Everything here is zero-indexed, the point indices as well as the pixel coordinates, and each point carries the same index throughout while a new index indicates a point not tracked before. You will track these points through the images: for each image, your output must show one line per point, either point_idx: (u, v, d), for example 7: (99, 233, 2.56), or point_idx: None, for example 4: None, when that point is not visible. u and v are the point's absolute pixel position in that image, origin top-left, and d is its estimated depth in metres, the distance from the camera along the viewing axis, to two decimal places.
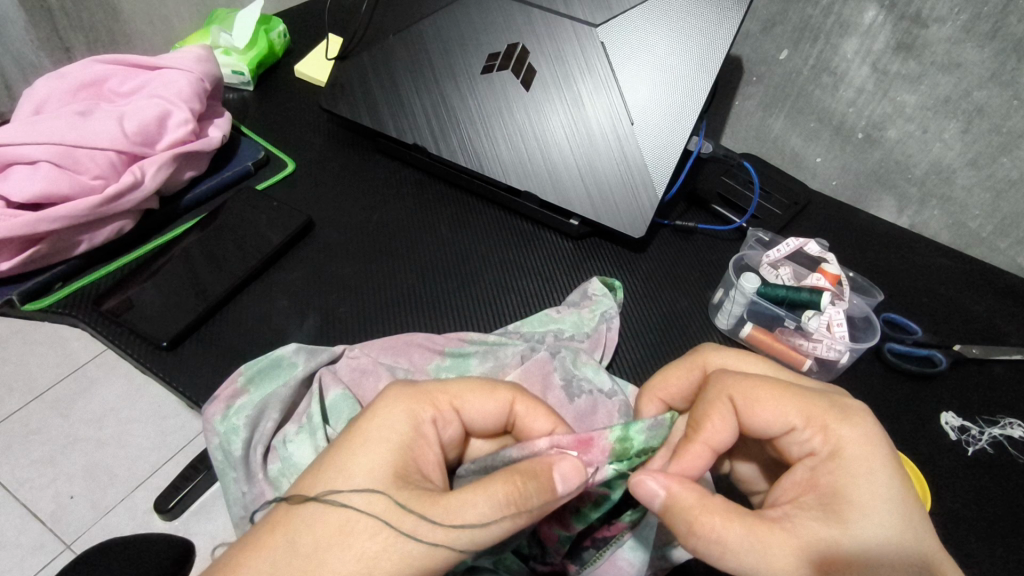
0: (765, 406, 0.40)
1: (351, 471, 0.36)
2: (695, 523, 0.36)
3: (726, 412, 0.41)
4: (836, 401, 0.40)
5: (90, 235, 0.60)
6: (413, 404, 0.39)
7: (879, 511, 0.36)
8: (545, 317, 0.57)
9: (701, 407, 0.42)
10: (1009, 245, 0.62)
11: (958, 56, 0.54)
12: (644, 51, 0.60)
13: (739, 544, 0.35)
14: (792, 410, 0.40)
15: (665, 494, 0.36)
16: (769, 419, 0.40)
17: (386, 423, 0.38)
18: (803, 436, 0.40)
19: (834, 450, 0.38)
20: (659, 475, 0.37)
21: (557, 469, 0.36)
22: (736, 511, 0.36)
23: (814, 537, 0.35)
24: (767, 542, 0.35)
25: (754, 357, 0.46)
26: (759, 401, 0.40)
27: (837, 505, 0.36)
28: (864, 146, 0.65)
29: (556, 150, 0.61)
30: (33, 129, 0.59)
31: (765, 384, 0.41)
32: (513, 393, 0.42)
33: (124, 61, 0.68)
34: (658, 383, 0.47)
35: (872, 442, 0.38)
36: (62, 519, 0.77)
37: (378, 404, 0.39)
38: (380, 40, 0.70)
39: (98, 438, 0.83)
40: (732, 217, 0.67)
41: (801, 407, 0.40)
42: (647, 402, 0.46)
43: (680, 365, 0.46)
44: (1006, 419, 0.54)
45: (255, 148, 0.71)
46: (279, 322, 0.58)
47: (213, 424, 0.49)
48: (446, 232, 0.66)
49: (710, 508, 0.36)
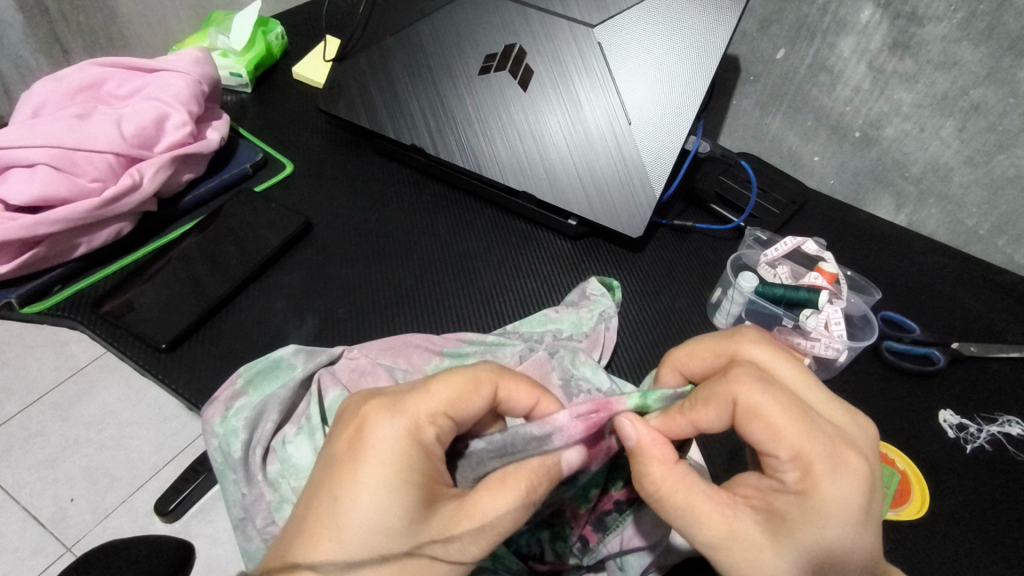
0: (771, 427, 0.34)
1: (377, 530, 0.34)
2: (645, 471, 0.35)
3: (725, 407, 0.35)
4: (840, 449, 0.34)
5: (88, 238, 0.60)
6: (389, 415, 0.36)
7: (809, 554, 0.33)
8: (543, 317, 0.57)
9: (703, 388, 0.37)
10: (1007, 243, 0.62)
11: (954, 54, 0.54)
12: (642, 52, 0.60)
13: (678, 498, 0.35)
14: (795, 442, 0.34)
15: (636, 442, 0.36)
16: (764, 438, 0.35)
17: (379, 459, 0.35)
18: (783, 464, 0.35)
19: (807, 489, 0.34)
20: (637, 422, 0.36)
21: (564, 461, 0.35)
22: (693, 477, 0.35)
23: (743, 534, 0.34)
24: (703, 512, 0.34)
25: (801, 365, 0.39)
26: (764, 414, 0.35)
27: (778, 520, 0.34)
28: (861, 144, 0.65)
29: (553, 151, 0.61)
30: (30, 132, 0.59)
31: (777, 402, 0.35)
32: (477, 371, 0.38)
33: (122, 64, 0.68)
34: (682, 356, 0.42)
35: (848, 501, 0.33)
36: (63, 521, 0.78)
37: (365, 428, 0.36)
38: (377, 41, 0.70)
39: (98, 441, 0.83)
40: (730, 216, 0.67)
41: (804, 445, 0.34)
42: (667, 371, 0.43)
43: (717, 339, 0.41)
44: (1004, 416, 0.54)
45: (253, 149, 0.72)
46: (278, 324, 0.58)
47: (213, 426, 0.49)
48: (444, 232, 0.66)
49: (669, 463, 0.35)
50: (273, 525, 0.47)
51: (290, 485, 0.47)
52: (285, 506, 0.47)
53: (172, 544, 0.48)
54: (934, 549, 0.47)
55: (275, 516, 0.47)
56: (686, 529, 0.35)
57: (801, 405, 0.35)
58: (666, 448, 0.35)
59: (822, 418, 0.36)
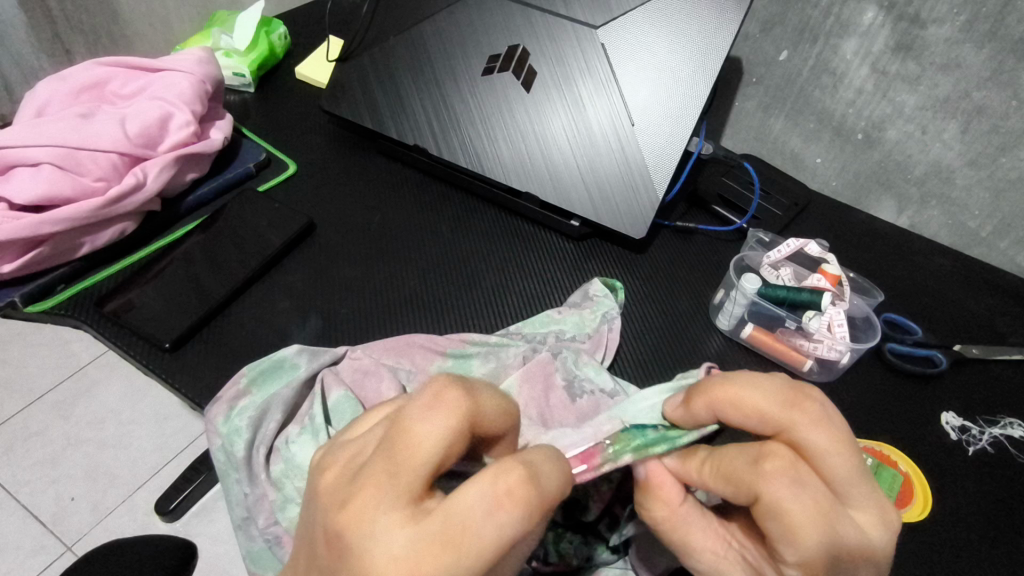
0: (787, 529, 0.32)
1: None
2: (651, 505, 0.38)
3: (742, 490, 0.34)
4: (847, 560, 0.32)
5: (92, 238, 0.60)
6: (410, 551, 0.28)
7: None
8: (546, 317, 0.57)
9: (728, 460, 0.35)
10: (1009, 245, 0.62)
11: (957, 56, 0.55)
12: (645, 53, 0.60)
13: (676, 535, 0.37)
14: (808, 551, 0.31)
15: (643, 481, 0.38)
16: (777, 534, 0.32)
17: None
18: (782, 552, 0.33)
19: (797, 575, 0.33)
20: (653, 467, 0.38)
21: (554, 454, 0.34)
22: (695, 521, 0.37)
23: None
24: (696, 552, 0.36)
25: (860, 460, 0.32)
26: (788, 516, 0.32)
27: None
28: (863, 146, 0.65)
29: (556, 152, 0.61)
30: (35, 131, 0.59)
31: (800, 514, 0.31)
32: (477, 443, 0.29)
33: (126, 63, 0.68)
34: (724, 400, 0.35)
35: None
36: (64, 520, 0.77)
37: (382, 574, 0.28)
38: (380, 41, 0.70)
39: (99, 440, 0.83)
40: (732, 217, 0.67)
41: (814, 556, 0.31)
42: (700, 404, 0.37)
43: (770, 392, 0.34)
44: (1006, 418, 0.54)
45: (256, 149, 0.72)
46: (281, 323, 0.58)
47: (216, 425, 0.49)
48: (446, 233, 0.67)
49: (673, 509, 0.37)
50: (276, 526, 0.47)
51: (293, 485, 0.47)
52: (290, 506, 0.47)
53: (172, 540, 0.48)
54: (936, 551, 0.47)
55: (278, 516, 0.47)
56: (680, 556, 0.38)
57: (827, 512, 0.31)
58: (675, 488, 0.37)
59: (848, 523, 0.32)
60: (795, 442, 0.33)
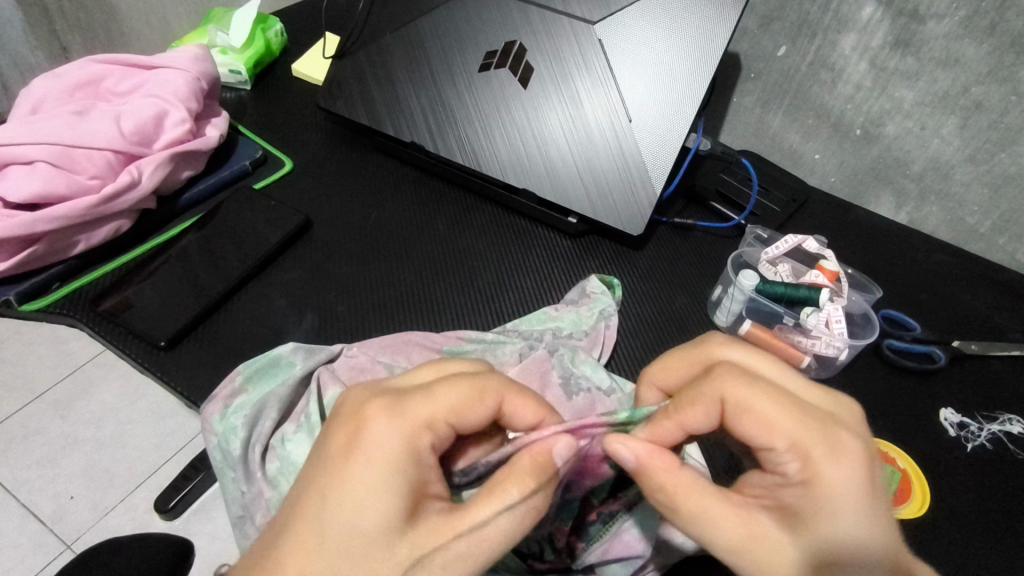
0: (760, 416, 0.37)
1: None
2: (651, 483, 0.36)
3: (710, 406, 0.38)
4: (828, 428, 0.37)
5: (87, 236, 0.59)
6: (403, 438, 0.35)
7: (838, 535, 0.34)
8: (543, 315, 0.57)
9: (686, 393, 0.38)
10: (1008, 241, 0.62)
11: (956, 51, 0.54)
12: (643, 48, 0.60)
13: (693, 514, 0.35)
14: (789, 426, 0.37)
15: (633, 461, 0.36)
16: (756, 425, 0.37)
17: (382, 453, 0.35)
18: (782, 457, 0.37)
19: (809, 478, 0.36)
20: (630, 441, 0.36)
21: (553, 452, 0.36)
22: (703, 489, 0.36)
23: (764, 535, 0.35)
24: (719, 521, 0.35)
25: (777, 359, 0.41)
26: (751, 406, 0.37)
27: (791, 526, 0.35)
28: (862, 142, 0.65)
29: (554, 149, 0.61)
30: (30, 129, 0.59)
31: (764, 393, 0.38)
32: (500, 393, 0.38)
33: (121, 61, 0.68)
34: (658, 369, 0.44)
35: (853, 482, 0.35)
36: (63, 519, 0.72)
37: (363, 454, 0.35)
38: (377, 38, 0.70)
39: (97, 439, 0.77)
40: (731, 214, 0.66)
41: (796, 431, 0.37)
42: (647, 389, 0.45)
43: (687, 354, 0.43)
44: (1005, 415, 0.53)
45: (252, 147, 0.72)
46: (278, 321, 0.58)
47: (212, 423, 0.49)
48: (444, 230, 0.66)
49: (675, 479, 0.36)
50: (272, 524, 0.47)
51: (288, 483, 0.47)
52: None
53: (173, 544, 0.48)
54: (934, 548, 0.47)
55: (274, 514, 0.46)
56: (707, 540, 0.35)
57: (815, 431, 0.37)
58: (664, 457, 0.36)
59: (808, 404, 0.38)
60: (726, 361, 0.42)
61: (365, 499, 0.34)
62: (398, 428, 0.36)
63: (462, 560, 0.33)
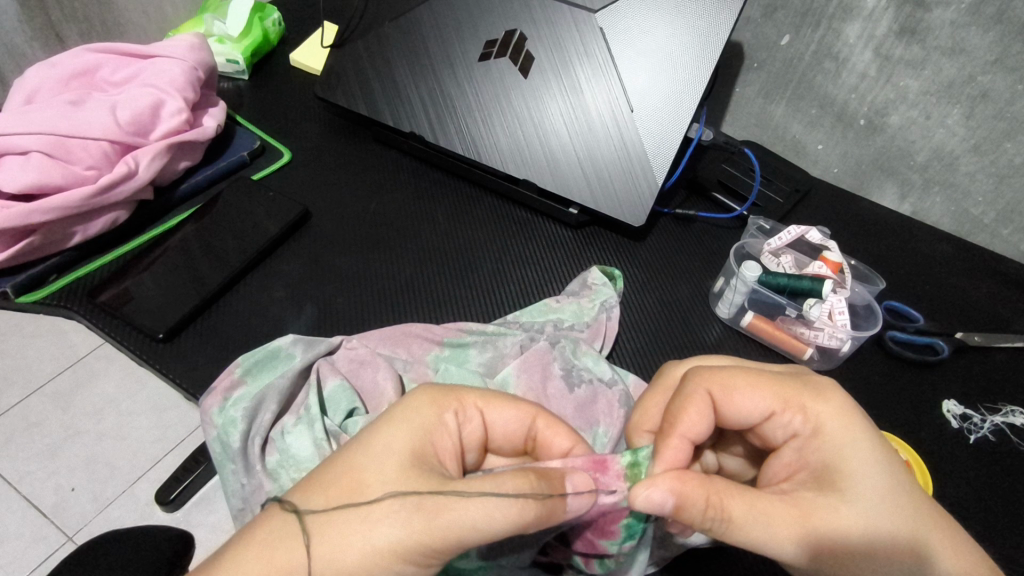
0: (743, 390, 0.40)
1: (367, 482, 0.34)
2: (692, 509, 0.35)
3: (704, 406, 0.40)
4: (805, 379, 0.40)
5: (84, 227, 0.59)
6: (436, 397, 0.39)
7: (873, 475, 0.36)
8: (544, 307, 0.57)
9: (674, 404, 0.40)
10: (1012, 232, 0.61)
11: (962, 40, 0.54)
12: (645, 37, 0.59)
13: (747, 519, 0.35)
14: (771, 390, 0.39)
15: (673, 498, 0.35)
16: (745, 401, 0.39)
17: (411, 407, 0.38)
18: (784, 419, 0.39)
19: (816, 428, 0.38)
20: (659, 484, 0.35)
21: (568, 478, 0.36)
22: (742, 490, 0.35)
23: (813, 506, 0.36)
24: (773, 515, 0.35)
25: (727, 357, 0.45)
26: (731, 389, 0.40)
27: (831, 484, 0.36)
28: (866, 133, 0.64)
29: (554, 139, 0.61)
30: (25, 119, 0.58)
31: (739, 371, 0.40)
32: (534, 406, 0.41)
33: (117, 50, 0.67)
34: (637, 416, 0.44)
35: (849, 413, 0.38)
36: (64, 512, 0.71)
37: (399, 402, 0.39)
38: (375, 28, 0.69)
39: (98, 432, 0.75)
40: (732, 205, 0.66)
41: (778, 390, 0.39)
42: (636, 437, 0.44)
43: (654, 391, 0.45)
44: (1008, 406, 0.53)
45: (251, 137, 0.71)
46: (277, 313, 0.58)
47: (212, 416, 0.49)
48: (444, 221, 0.66)
49: (715, 488, 0.35)
50: None
51: (289, 475, 0.47)
52: None
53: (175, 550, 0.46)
54: None
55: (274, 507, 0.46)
56: (772, 540, 0.35)
57: (793, 381, 0.40)
58: (695, 480, 0.35)
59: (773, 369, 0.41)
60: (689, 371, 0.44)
61: (386, 425, 0.37)
62: (434, 392, 0.40)
63: (435, 502, 0.33)
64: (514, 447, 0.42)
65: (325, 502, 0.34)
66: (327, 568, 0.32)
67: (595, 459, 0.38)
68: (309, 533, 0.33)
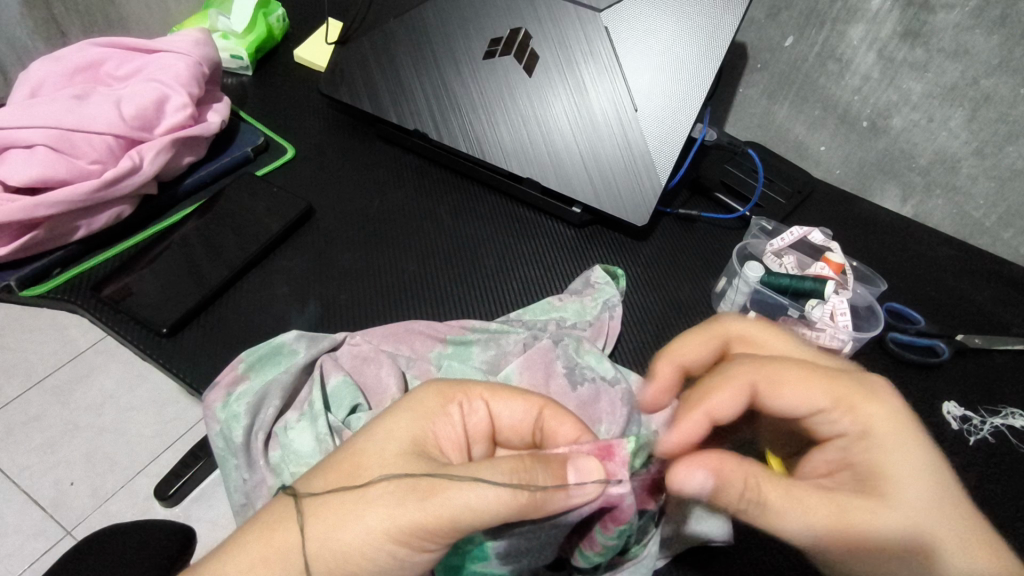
0: (792, 384, 0.40)
1: (365, 465, 0.35)
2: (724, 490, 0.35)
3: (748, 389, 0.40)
4: (861, 380, 0.40)
5: (88, 221, 0.59)
6: (445, 390, 0.39)
7: (917, 484, 0.36)
8: (547, 305, 0.57)
9: (717, 376, 0.41)
10: (1013, 235, 0.61)
11: (966, 43, 0.54)
12: (652, 37, 0.59)
13: (782, 504, 0.35)
14: (819, 390, 0.39)
15: (711, 482, 0.35)
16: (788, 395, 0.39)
17: (416, 402, 0.38)
18: (832, 416, 0.39)
19: (864, 429, 0.38)
20: (699, 467, 0.35)
21: (573, 462, 0.35)
22: (777, 474, 0.36)
23: (852, 507, 0.35)
24: (811, 505, 0.35)
25: (784, 337, 0.45)
26: (781, 379, 0.40)
27: (872, 488, 0.36)
28: (869, 135, 0.65)
29: (558, 138, 0.61)
30: (29, 112, 0.58)
31: (793, 365, 0.40)
32: (542, 397, 0.41)
33: (121, 44, 0.67)
34: (677, 351, 0.45)
35: (898, 419, 0.38)
36: (64, 505, 0.71)
37: (407, 395, 0.39)
38: (380, 24, 0.69)
39: (98, 426, 0.75)
40: (735, 205, 0.66)
41: (833, 390, 0.39)
42: (664, 364, 0.45)
43: (700, 333, 0.46)
44: (1008, 408, 0.53)
45: (254, 132, 0.71)
46: (279, 310, 0.58)
47: (214, 411, 0.49)
48: (446, 217, 0.66)
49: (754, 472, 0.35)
50: None
51: (290, 470, 0.47)
52: None
53: (177, 547, 0.46)
54: None
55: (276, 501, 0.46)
56: (803, 530, 0.35)
57: (848, 380, 0.40)
58: (737, 470, 0.35)
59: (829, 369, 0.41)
60: (737, 329, 0.46)
61: (390, 415, 0.38)
62: (441, 385, 0.40)
63: (428, 483, 0.33)
64: (523, 439, 0.42)
65: (324, 486, 0.35)
66: (321, 544, 0.33)
67: (601, 443, 0.37)
68: (305, 515, 0.34)
